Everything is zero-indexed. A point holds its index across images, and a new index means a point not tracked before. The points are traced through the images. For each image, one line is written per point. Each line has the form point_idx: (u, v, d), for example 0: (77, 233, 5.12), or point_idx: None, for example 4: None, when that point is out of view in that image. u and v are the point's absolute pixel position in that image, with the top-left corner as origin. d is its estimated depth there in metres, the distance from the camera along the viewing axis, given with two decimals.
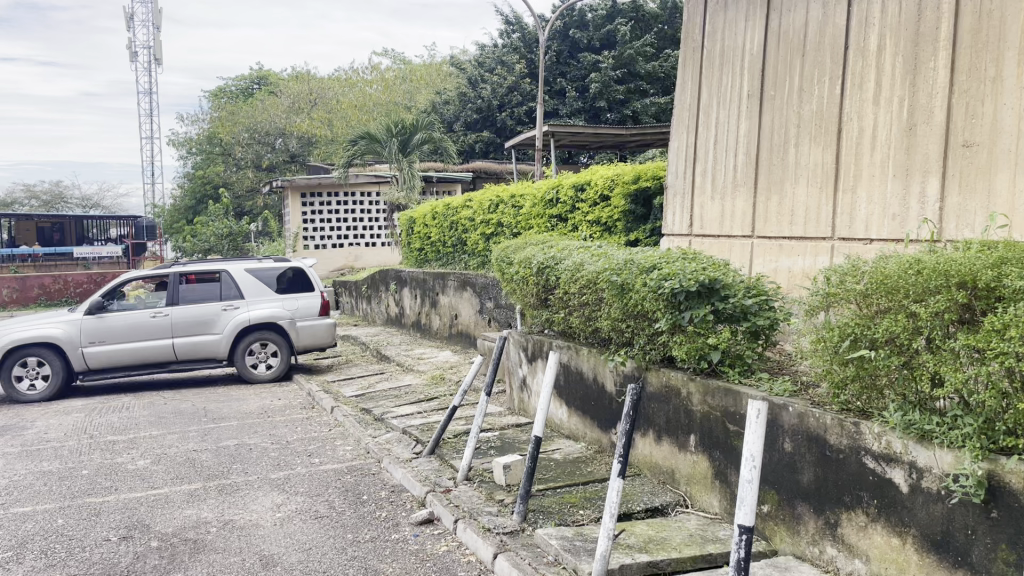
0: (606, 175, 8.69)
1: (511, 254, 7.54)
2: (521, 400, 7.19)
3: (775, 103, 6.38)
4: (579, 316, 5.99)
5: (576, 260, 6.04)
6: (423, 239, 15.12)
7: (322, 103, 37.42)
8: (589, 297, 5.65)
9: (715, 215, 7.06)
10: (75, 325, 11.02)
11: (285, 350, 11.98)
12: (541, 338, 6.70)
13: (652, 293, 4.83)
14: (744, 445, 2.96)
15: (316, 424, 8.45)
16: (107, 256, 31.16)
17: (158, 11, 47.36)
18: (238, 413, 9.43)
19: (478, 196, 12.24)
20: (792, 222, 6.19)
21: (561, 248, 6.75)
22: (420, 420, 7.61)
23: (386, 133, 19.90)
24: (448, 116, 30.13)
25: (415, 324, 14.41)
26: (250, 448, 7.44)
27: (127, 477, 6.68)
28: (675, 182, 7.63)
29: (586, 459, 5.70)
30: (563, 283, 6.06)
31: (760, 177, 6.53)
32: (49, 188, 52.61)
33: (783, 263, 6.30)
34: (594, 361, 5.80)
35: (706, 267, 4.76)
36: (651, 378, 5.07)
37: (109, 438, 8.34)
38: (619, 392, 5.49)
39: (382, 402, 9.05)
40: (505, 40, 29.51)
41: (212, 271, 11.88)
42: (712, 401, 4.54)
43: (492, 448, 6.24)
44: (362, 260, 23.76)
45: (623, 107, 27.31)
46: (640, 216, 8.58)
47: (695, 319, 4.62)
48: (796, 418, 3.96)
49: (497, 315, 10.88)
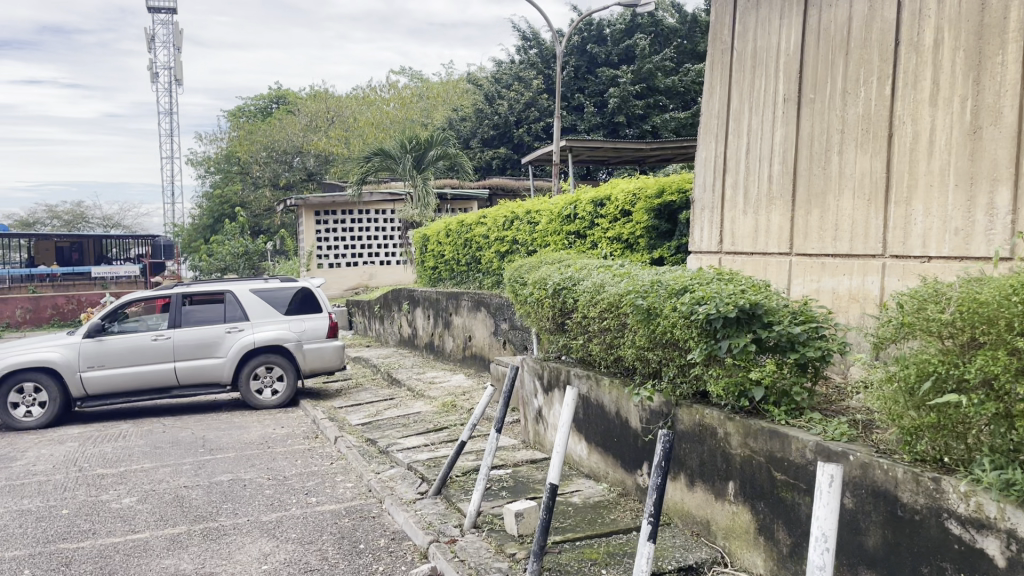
0: (627, 189, 8.13)
1: (525, 274, 6.98)
2: (537, 432, 6.61)
3: (815, 107, 5.81)
4: (599, 343, 5.40)
5: (596, 281, 5.46)
6: (436, 258, 14.60)
7: (339, 120, 37.23)
8: (611, 323, 5.06)
9: (748, 230, 6.48)
10: (73, 349, 10.56)
11: (291, 374, 11.46)
12: (557, 366, 6.12)
13: (683, 320, 4.23)
14: (815, 521, 2.51)
15: (318, 457, 7.89)
16: (123, 275, 30.95)
17: (177, 32, 47.69)
18: (238, 443, 8.91)
19: (492, 211, 11.71)
20: (835, 238, 5.60)
21: (580, 267, 6.18)
22: (427, 454, 7.04)
23: (400, 149, 19.49)
24: (465, 133, 29.71)
25: (427, 345, 13.86)
26: (244, 484, 6.90)
27: (109, 518, 6.14)
28: (703, 195, 7.08)
29: (608, 504, 5.11)
30: (581, 306, 5.48)
31: (799, 188, 5.95)
32: (70, 208, 52.87)
33: (826, 282, 5.70)
34: (617, 393, 5.22)
35: (745, 289, 4.16)
36: (683, 415, 4.50)
37: (100, 471, 7.83)
38: (646, 430, 4.90)
39: (389, 432, 8.49)
40: (522, 56, 29.14)
41: (216, 292, 11.42)
42: (755, 444, 3.95)
43: (503, 488, 5.65)
44: (377, 279, 23.29)
45: (643, 122, 26.77)
46: (665, 231, 8.00)
47: (734, 350, 4.01)
48: (858, 468, 3.36)
49: (511, 337, 10.31)
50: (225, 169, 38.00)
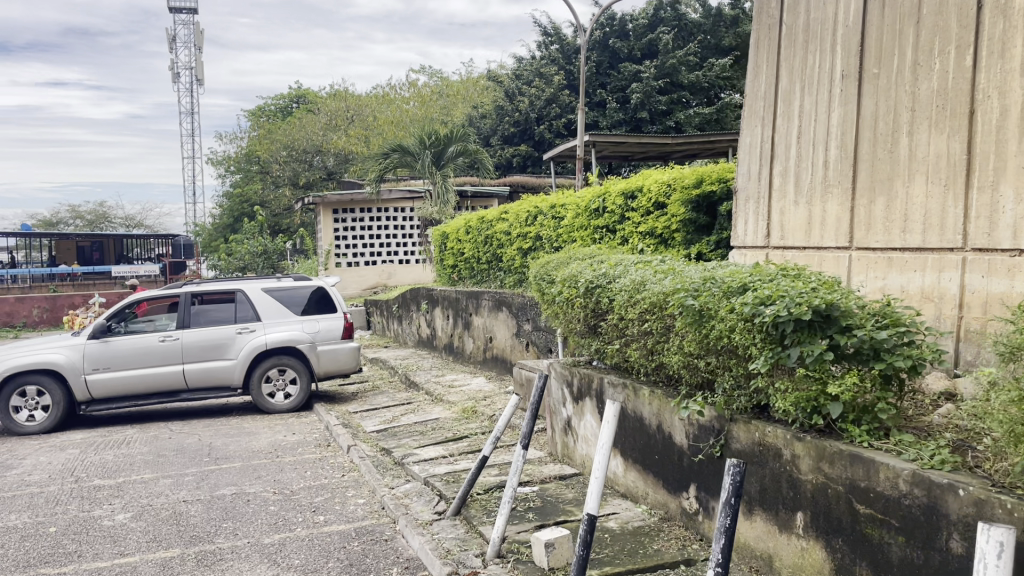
0: (661, 180, 7.52)
1: (552, 271, 6.39)
2: (565, 444, 6.02)
3: (879, 83, 5.18)
4: (638, 348, 4.80)
5: (635, 278, 4.85)
6: (456, 256, 14.03)
7: (358, 119, 36.81)
8: (652, 326, 4.45)
9: (800, 222, 5.86)
10: (78, 350, 10.10)
11: (305, 377, 10.93)
12: (589, 373, 5.53)
13: (742, 324, 3.61)
14: None
15: (328, 468, 7.34)
16: (144, 275, 30.72)
17: (199, 33, 47.57)
18: (245, 451, 8.38)
19: (514, 206, 11.11)
20: (904, 230, 4.97)
21: (614, 264, 5.59)
22: (445, 467, 6.47)
23: (419, 145, 18.95)
24: (485, 130, 29.17)
25: (447, 346, 13.29)
26: (248, 500, 6.36)
27: (98, 538, 5.63)
28: (747, 184, 6.45)
29: (649, 531, 4.51)
30: (618, 306, 4.88)
31: (860, 175, 5.33)
32: (93, 209, 53.04)
33: (893, 280, 5.06)
34: (659, 404, 4.63)
35: (818, 287, 3.53)
36: (739, 432, 3.91)
37: (98, 482, 7.33)
38: (694, 448, 4.30)
39: (405, 441, 7.92)
40: (543, 52, 28.50)
41: (227, 291, 10.93)
42: (831, 471, 3.35)
43: (530, 509, 5.07)
44: (395, 278, 22.75)
45: (667, 118, 26.06)
46: (703, 225, 7.37)
47: (806, 359, 3.36)
48: (971, 506, 2.75)
49: (535, 338, 9.73)
50: (246, 168, 37.74)
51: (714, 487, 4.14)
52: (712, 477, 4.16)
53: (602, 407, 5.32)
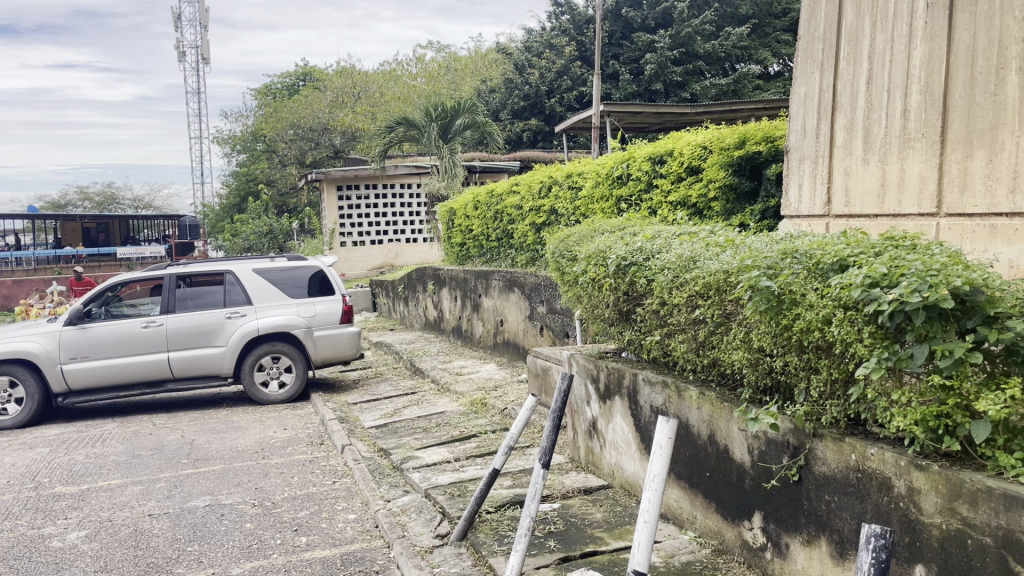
0: (695, 141, 6.57)
1: (573, 246, 5.45)
2: (589, 450, 5.11)
3: (979, 9, 4.22)
4: (682, 340, 3.86)
5: (681, 253, 3.91)
6: (464, 233, 13.07)
7: (365, 96, 35.73)
8: (705, 313, 3.49)
9: (871, 183, 4.91)
10: (53, 338, 9.23)
11: (300, 364, 10.03)
12: (618, 368, 4.60)
13: (841, 312, 2.65)
14: None
15: (320, 473, 6.46)
16: (150, 257, 29.95)
17: (204, 12, 46.46)
18: (230, 450, 7.53)
19: (527, 177, 10.14)
20: (1014, 190, 4.06)
21: (649, 236, 4.63)
22: (451, 474, 5.57)
23: (424, 117, 17.92)
24: (494, 104, 28.08)
25: (455, 330, 12.40)
26: (222, 514, 5.48)
27: (41, 564, 4.77)
28: (800, 142, 5.48)
29: (702, 569, 3.59)
30: (657, 288, 3.93)
31: (953, 125, 4.39)
32: (102, 190, 52.16)
33: (997, 252, 4.15)
34: (711, 410, 3.72)
35: (948, 261, 2.56)
36: (828, 452, 3.00)
37: (58, 490, 6.47)
38: (762, 470, 3.39)
39: (407, 440, 7.03)
40: (554, 23, 27.35)
41: (215, 273, 10.03)
42: (975, 515, 2.42)
43: (551, 536, 4.17)
44: (402, 258, 21.86)
45: (681, 90, 24.95)
46: (747, 192, 6.41)
47: (941, 362, 2.40)
48: None
49: (550, 321, 8.80)
50: (251, 147, 36.81)
51: (791, 520, 3.23)
52: (787, 508, 3.25)
53: (636, 410, 4.41)
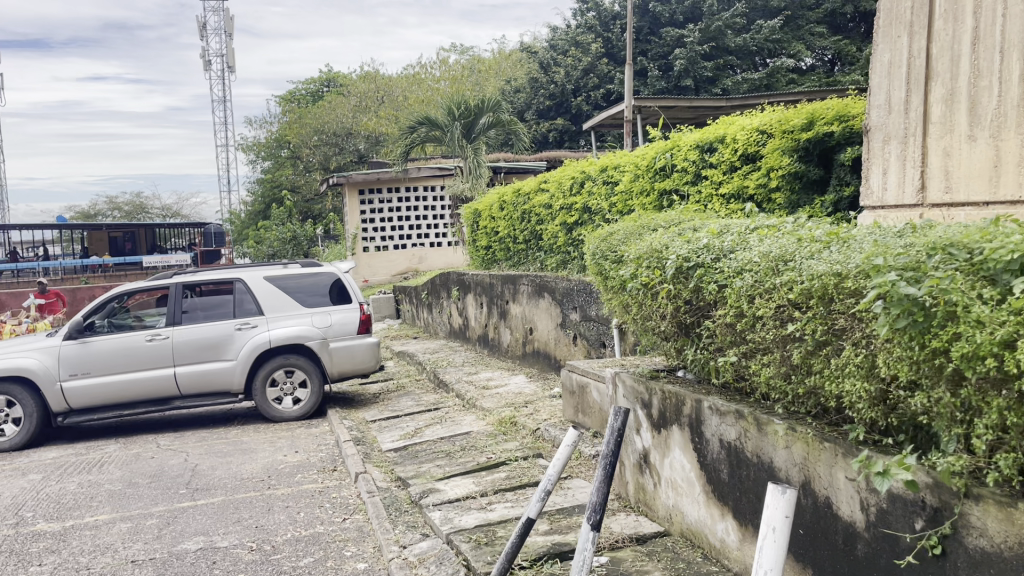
0: (750, 125, 5.77)
1: (618, 245, 4.65)
2: (640, 487, 4.31)
3: None
4: (768, 361, 3.06)
5: (767, 251, 3.10)
6: (489, 235, 12.29)
7: (389, 100, 35.12)
8: (805, 329, 2.69)
9: (983, 164, 4.06)
10: (52, 353, 8.58)
11: (314, 377, 9.28)
12: (676, 392, 3.80)
13: None
14: None
15: (330, 507, 5.72)
16: (175, 265, 29.60)
17: (228, 20, 46.22)
18: (235, 478, 6.81)
19: (556, 173, 9.34)
20: None
21: (715, 232, 3.83)
22: (478, 514, 4.78)
23: (447, 117, 17.18)
24: (520, 104, 27.32)
25: (481, 338, 11.64)
26: (214, 561, 4.75)
27: None
28: (884, 119, 4.64)
29: None
30: (735, 296, 3.14)
31: None
32: (130, 200, 52.25)
33: None
34: (806, 451, 2.91)
35: None
36: (991, 522, 2.17)
37: (40, 527, 5.79)
38: (883, 534, 2.57)
39: (429, 466, 6.26)
40: (579, 20, 26.53)
41: (224, 282, 9.33)
42: None
43: None
44: (426, 263, 21.17)
45: (712, 86, 23.98)
46: (815, 180, 5.59)
47: None
48: None
49: (584, 330, 8.00)
50: (275, 154, 36.40)
51: None
52: None
53: (701, 444, 3.61)
